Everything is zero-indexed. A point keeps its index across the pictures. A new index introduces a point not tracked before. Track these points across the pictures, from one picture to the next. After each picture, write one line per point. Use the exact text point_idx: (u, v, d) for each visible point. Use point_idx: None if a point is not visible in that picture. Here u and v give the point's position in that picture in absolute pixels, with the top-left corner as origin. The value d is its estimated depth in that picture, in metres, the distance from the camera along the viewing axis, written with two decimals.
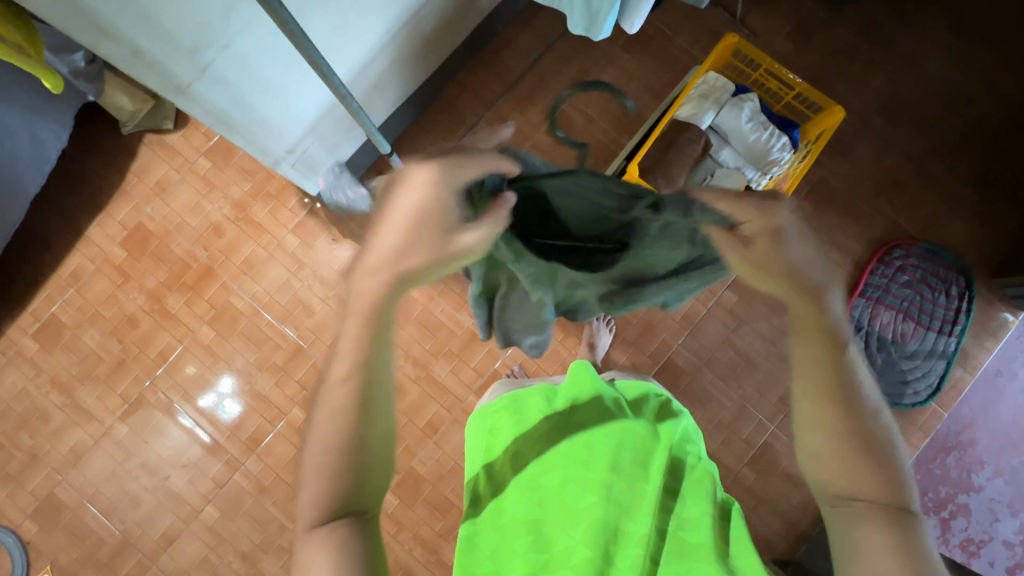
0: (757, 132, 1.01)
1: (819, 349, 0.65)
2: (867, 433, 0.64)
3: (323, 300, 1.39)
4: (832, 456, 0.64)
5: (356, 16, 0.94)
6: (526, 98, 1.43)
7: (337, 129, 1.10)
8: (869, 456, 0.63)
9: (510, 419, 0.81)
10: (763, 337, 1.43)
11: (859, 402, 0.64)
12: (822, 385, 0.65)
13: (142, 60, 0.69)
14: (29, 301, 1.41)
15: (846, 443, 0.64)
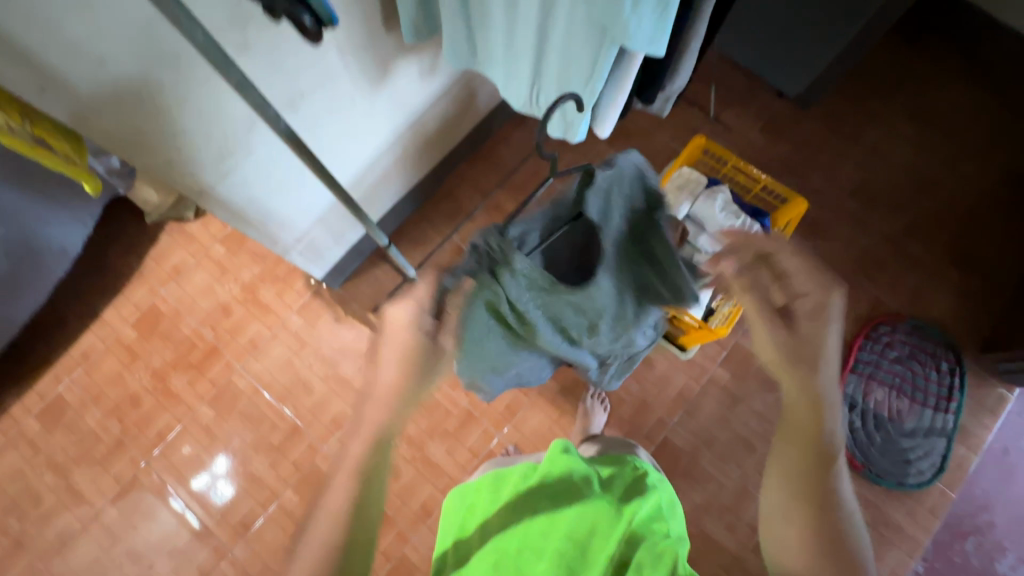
0: (730, 220, 1.08)
1: (803, 456, 0.68)
2: (834, 517, 0.65)
3: (322, 380, 1.42)
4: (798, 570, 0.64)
5: (361, 124, 1.05)
6: (520, 188, 1.54)
7: (343, 219, 1.20)
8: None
9: (485, 497, 0.85)
10: (759, 415, 1.43)
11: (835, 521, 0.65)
12: (803, 494, 0.67)
13: (170, 168, 0.78)
14: (37, 381, 1.44)
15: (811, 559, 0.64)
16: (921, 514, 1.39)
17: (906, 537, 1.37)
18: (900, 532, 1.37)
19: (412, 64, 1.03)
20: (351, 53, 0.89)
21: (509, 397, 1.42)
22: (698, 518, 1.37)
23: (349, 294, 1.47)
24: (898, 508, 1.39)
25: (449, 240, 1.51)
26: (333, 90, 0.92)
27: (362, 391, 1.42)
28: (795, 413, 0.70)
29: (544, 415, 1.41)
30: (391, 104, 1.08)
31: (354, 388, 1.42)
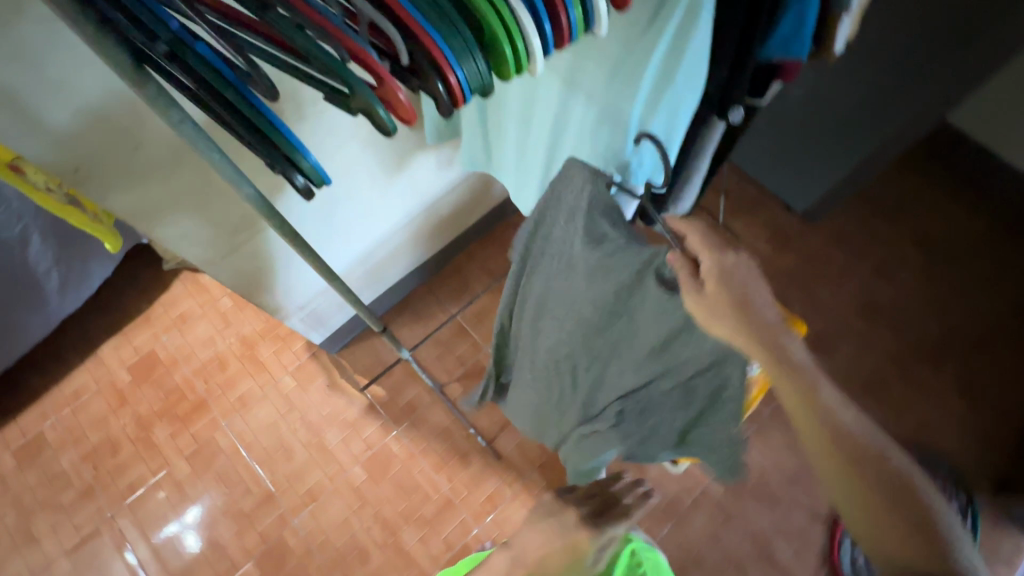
0: None
1: (812, 408, 0.63)
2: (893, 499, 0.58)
3: (304, 446, 1.39)
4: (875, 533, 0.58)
5: (372, 206, 1.10)
6: None
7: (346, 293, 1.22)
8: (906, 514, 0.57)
9: None
10: (754, 537, 1.35)
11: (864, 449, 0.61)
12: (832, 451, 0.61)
13: (186, 237, 0.80)
14: (23, 415, 1.43)
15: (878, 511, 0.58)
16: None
17: None
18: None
19: (429, 157, 1.10)
20: (372, 145, 0.94)
21: (492, 487, 1.36)
22: None
23: (346, 361, 1.47)
24: None
25: (451, 317, 1.52)
26: (347, 176, 0.97)
27: (343, 463, 1.38)
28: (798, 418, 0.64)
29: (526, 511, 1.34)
30: (404, 190, 1.14)
31: (335, 459, 1.38)
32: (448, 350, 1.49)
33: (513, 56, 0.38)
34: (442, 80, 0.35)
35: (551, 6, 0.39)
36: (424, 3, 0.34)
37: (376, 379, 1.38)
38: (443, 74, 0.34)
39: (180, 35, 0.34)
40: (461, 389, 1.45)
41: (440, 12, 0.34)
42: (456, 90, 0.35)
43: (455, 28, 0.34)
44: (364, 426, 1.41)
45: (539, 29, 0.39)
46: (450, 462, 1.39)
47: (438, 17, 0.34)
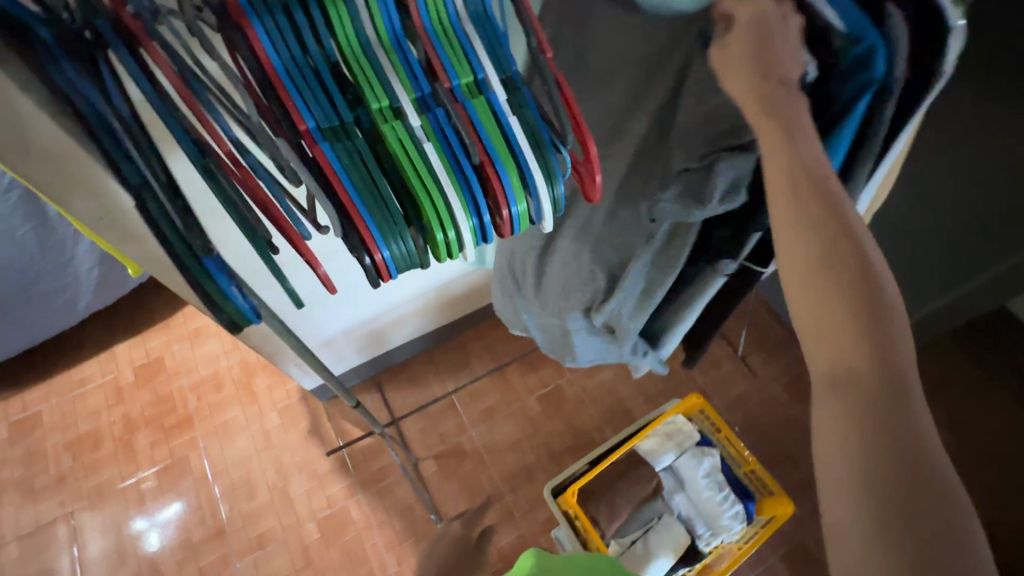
0: (712, 490, 1.01)
1: (789, 154, 0.43)
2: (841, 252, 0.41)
3: (268, 489, 1.38)
4: (824, 322, 0.40)
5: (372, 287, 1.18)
6: (530, 363, 1.56)
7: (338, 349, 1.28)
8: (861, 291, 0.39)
9: None
10: None
11: (827, 200, 0.42)
12: (791, 208, 0.43)
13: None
14: (30, 391, 1.51)
15: (827, 292, 0.40)
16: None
17: None
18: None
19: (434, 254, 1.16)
20: None
21: None
22: None
23: (333, 410, 1.48)
24: None
25: (444, 390, 1.51)
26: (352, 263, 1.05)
27: (300, 516, 1.35)
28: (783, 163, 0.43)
29: None
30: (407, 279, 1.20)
31: (294, 509, 1.36)
32: (432, 424, 1.47)
33: (446, 240, 0.45)
34: (369, 256, 0.43)
35: (493, 202, 0.46)
36: (366, 196, 0.43)
37: (352, 442, 1.36)
38: (370, 251, 0.43)
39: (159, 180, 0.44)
40: (435, 468, 1.41)
41: (379, 204, 0.43)
42: (381, 265, 0.44)
43: (390, 218, 0.44)
44: (330, 481, 1.39)
45: (475, 218, 0.45)
46: (404, 543, 1.33)
47: (374, 205, 0.43)
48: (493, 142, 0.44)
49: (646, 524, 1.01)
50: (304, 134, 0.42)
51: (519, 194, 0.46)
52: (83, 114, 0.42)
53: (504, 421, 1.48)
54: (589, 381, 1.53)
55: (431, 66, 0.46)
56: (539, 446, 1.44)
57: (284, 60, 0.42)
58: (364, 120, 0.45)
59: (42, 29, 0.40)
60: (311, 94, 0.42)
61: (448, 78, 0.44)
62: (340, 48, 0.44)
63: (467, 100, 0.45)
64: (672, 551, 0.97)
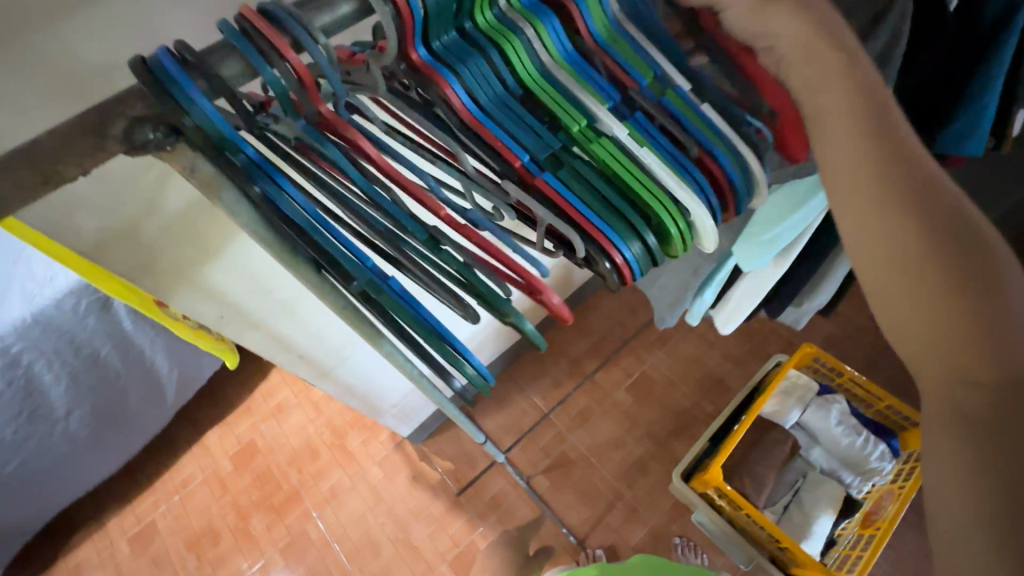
0: (850, 436, 0.99)
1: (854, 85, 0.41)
2: (911, 176, 0.39)
3: (390, 541, 1.39)
4: (916, 271, 0.36)
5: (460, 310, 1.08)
6: (608, 357, 1.54)
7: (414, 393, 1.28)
8: (974, 270, 0.35)
9: None
10: None
11: (939, 187, 0.38)
12: (863, 165, 0.40)
13: (309, 367, 0.92)
14: (138, 503, 1.53)
15: (904, 244, 0.37)
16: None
17: None
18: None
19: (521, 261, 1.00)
20: None
21: None
22: None
23: (431, 450, 1.49)
24: None
25: (534, 402, 1.51)
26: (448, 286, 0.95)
27: (430, 561, 1.36)
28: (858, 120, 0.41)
29: None
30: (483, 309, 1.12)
31: (422, 556, 1.36)
32: (531, 440, 1.46)
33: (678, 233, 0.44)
34: (610, 261, 0.41)
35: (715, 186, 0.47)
36: (595, 209, 0.42)
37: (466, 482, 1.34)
38: (611, 256, 0.41)
39: (373, 275, 0.37)
40: (547, 482, 1.40)
41: (609, 215, 0.42)
42: (626, 269, 0.41)
43: (619, 220, 0.42)
44: (449, 520, 1.39)
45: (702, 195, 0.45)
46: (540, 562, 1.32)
47: (611, 216, 0.42)
48: (699, 129, 0.47)
49: (794, 485, 1.00)
50: (524, 169, 0.40)
51: (736, 171, 0.48)
52: (291, 219, 0.37)
53: (601, 421, 1.46)
54: (672, 360, 1.52)
55: (615, 78, 0.47)
56: (642, 436, 1.43)
57: (481, 105, 0.42)
58: (567, 142, 0.44)
59: (247, 148, 0.35)
60: (520, 128, 0.42)
61: (637, 81, 0.46)
62: (525, 85, 0.44)
63: (660, 97, 0.47)
64: (830, 506, 0.96)
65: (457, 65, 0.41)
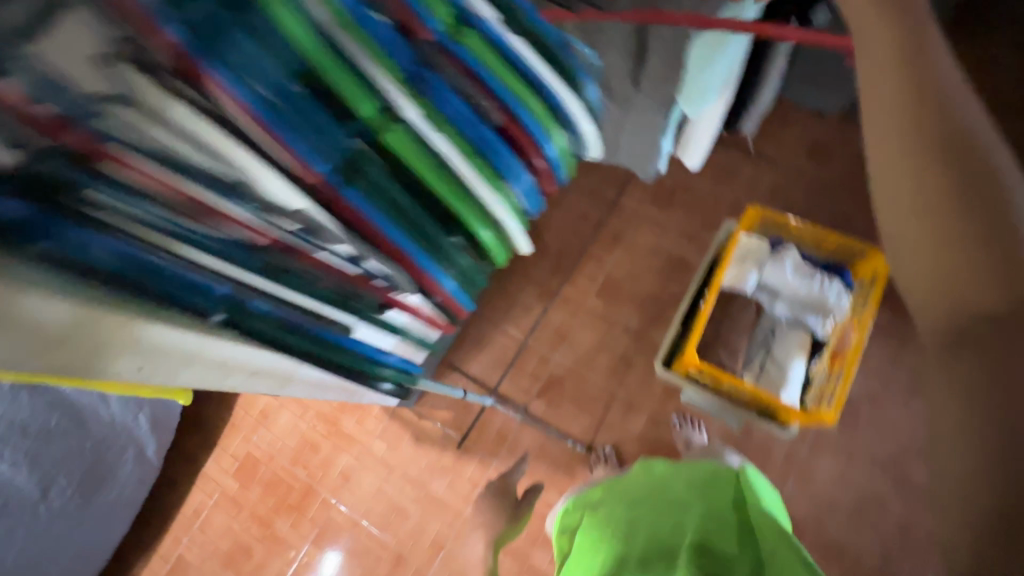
0: (806, 282, 1.02)
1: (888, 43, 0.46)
2: (941, 133, 0.42)
3: (413, 501, 1.44)
4: (949, 282, 0.40)
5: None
6: (569, 269, 1.53)
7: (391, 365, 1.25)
8: (996, 246, 0.39)
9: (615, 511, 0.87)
10: (884, 466, 1.26)
11: (969, 145, 0.41)
12: (900, 123, 0.44)
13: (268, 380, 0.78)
14: (159, 543, 1.52)
15: (933, 199, 0.41)
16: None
17: None
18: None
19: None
20: None
21: None
22: None
23: (426, 408, 1.50)
24: None
25: (511, 334, 1.51)
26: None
27: (456, 506, 1.42)
28: (892, 79, 0.45)
29: None
30: None
31: (447, 504, 1.42)
32: (518, 370, 1.48)
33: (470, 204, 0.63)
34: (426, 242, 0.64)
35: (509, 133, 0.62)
36: (391, 208, 0.57)
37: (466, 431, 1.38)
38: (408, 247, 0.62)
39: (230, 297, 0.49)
40: (543, 404, 1.45)
41: (404, 209, 0.58)
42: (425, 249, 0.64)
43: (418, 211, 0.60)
44: (463, 465, 1.44)
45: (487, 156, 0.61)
46: (557, 476, 1.39)
47: (401, 221, 0.58)
48: (497, 82, 0.59)
49: (765, 343, 1.03)
50: (320, 183, 0.50)
51: (536, 117, 0.63)
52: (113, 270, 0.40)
53: (578, 332, 1.48)
54: (632, 254, 1.51)
55: (405, 25, 0.53)
56: (620, 335, 1.46)
57: (265, 101, 0.44)
58: (367, 130, 0.52)
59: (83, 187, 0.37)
60: (308, 128, 0.47)
61: (432, 32, 0.55)
62: (312, 68, 0.47)
63: (455, 45, 0.56)
64: (801, 352, 1.00)
65: (228, 62, 0.42)
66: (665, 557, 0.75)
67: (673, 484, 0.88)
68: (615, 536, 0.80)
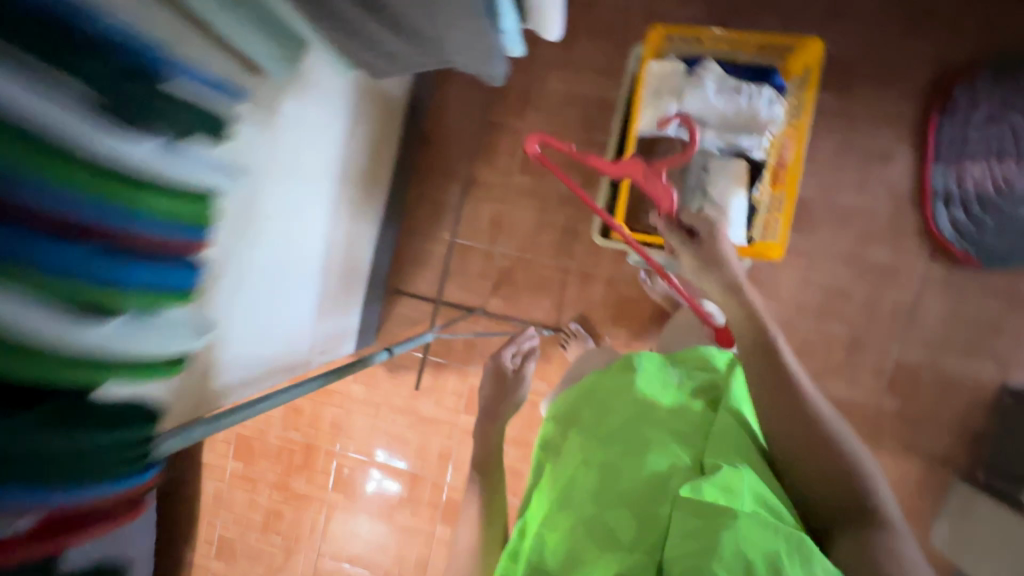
0: (733, 100, 0.88)
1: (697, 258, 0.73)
2: (776, 368, 0.63)
3: (409, 426, 1.48)
4: (822, 475, 0.58)
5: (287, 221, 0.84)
6: (485, 152, 1.37)
7: (328, 314, 1.16)
8: (811, 434, 0.59)
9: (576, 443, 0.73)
10: (843, 258, 1.24)
11: (768, 348, 0.64)
12: (758, 373, 0.64)
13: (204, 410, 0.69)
14: (196, 532, 1.60)
15: (782, 410, 0.61)
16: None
17: None
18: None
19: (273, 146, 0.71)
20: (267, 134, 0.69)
21: None
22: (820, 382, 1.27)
23: (389, 340, 1.46)
24: None
25: (447, 241, 1.41)
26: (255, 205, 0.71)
27: (450, 418, 1.45)
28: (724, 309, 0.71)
29: None
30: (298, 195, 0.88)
31: (442, 419, 1.46)
32: (465, 276, 1.41)
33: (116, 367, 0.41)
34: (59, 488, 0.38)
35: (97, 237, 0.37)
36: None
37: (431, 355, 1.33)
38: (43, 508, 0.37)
39: None
40: (501, 300, 1.39)
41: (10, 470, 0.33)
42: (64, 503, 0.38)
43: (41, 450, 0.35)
44: (444, 381, 1.45)
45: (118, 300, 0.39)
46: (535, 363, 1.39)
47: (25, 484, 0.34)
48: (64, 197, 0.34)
49: (699, 182, 0.91)
50: None
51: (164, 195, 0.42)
52: None
53: (515, 218, 1.38)
54: (546, 111, 1.33)
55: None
56: (557, 208, 1.36)
57: None
58: None
59: None
60: None
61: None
62: None
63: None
64: (739, 182, 0.89)
65: None
66: (655, 497, 0.61)
67: (691, 394, 0.74)
68: (559, 489, 0.69)
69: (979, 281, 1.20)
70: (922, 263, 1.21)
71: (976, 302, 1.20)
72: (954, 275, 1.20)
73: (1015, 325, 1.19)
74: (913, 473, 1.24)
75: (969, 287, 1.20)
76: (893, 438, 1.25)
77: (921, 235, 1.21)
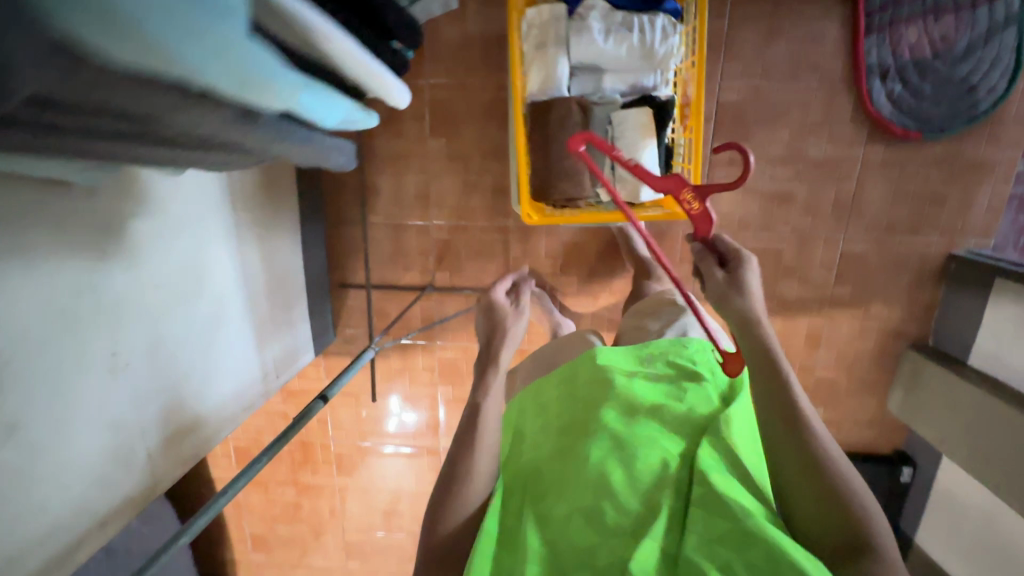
0: (624, 40, 0.78)
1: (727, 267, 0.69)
2: (760, 347, 0.63)
3: (393, 406, 1.52)
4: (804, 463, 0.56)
5: (173, 310, 0.84)
6: (390, 121, 1.25)
7: (272, 341, 1.14)
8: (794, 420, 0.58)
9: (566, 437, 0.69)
10: (780, 158, 1.19)
11: (757, 332, 0.63)
12: (750, 351, 0.63)
13: (131, 507, 0.77)
14: (229, 536, 1.72)
15: (768, 394, 0.60)
16: (1008, 133, 1.12)
17: (995, 164, 1.15)
18: (990, 166, 1.15)
19: (105, 269, 0.70)
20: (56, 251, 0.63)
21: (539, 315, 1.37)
22: (773, 285, 1.28)
23: (350, 333, 1.45)
24: (976, 142, 1.14)
25: (378, 225, 1.34)
26: (114, 326, 0.72)
27: (430, 391, 1.49)
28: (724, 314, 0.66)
29: (580, 306, 1.35)
30: (168, 269, 0.82)
31: (422, 393, 1.50)
32: (405, 256, 1.36)
33: None
34: None
35: None
36: None
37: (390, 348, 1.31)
38: None
39: None
40: (448, 272, 1.36)
41: None
42: None
43: None
44: (414, 359, 1.46)
45: None
46: None
47: None
48: None
49: (605, 140, 0.83)
50: None
51: None
52: None
53: (440, 186, 1.30)
54: (444, 63, 1.20)
55: None
56: (481, 166, 1.27)
57: None
58: None
59: None
60: None
61: None
62: None
63: None
64: (648, 132, 0.80)
65: None
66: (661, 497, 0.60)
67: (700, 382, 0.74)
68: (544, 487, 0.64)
69: (918, 154, 1.16)
70: (859, 147, 1.16)
71: (916, 175, 1.17)
72: (893, 153, 1.16)
73: (956, 191, 1.17)
74: (868, 350, 1.30)
75: (909, 161, 1.16)
76: (848, 323, 1.29)
77: (859, 119, 1.14)
